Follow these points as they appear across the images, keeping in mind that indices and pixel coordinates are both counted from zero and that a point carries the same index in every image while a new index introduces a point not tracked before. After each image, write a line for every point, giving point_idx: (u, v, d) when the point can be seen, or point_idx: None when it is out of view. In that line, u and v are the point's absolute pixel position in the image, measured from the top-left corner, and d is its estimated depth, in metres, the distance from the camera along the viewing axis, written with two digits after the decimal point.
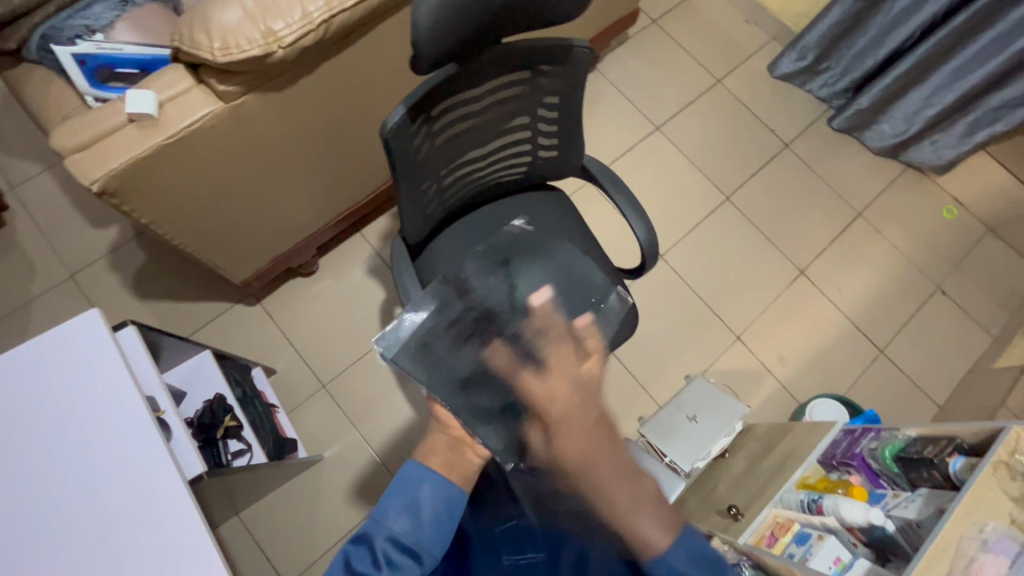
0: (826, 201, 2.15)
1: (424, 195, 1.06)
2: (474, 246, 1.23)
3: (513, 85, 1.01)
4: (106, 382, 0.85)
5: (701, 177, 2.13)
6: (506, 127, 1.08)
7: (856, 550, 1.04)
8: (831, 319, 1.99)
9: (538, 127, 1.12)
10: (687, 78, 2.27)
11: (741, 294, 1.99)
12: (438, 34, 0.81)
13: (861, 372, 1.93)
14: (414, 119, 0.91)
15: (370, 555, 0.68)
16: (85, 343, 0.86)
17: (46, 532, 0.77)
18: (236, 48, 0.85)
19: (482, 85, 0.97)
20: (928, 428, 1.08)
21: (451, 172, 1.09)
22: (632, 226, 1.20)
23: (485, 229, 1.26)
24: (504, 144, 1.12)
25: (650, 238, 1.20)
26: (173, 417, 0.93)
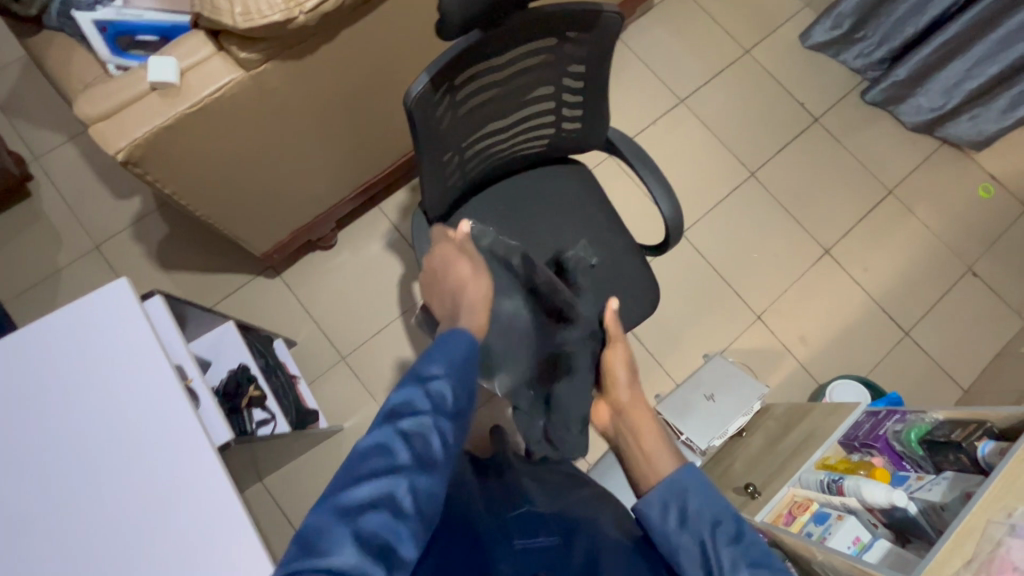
0: (856, 177, 2.08)
1: (446, 168, 1.05)
2: (498, 222, 1.23)
3: (538, 54, 0.98)
4: (140, 349, 0.86)
5: (725, 152, 2.07)
6: (530, 97, 1.05)
7: (876, 531, 1.04)
8: (855, 299, 1.95)
9: (562, 98, 1.09)
10: (714, 48, 2.18)
11: (763, 273, 1.95)
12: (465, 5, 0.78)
13: (886, 355, 1.89)
14: (437, 88, 0.88)
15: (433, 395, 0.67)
16: (114, 314, 0.88)
17: (86, 496, 0.80)
18: (257, 14, 0.83)
19: (507, 55, 0.94)
20: (955, 411, 1.07)
21: (474, 144, 1.07)
22: (656, 200, 1.17)
23: (506, 203, 1.25)
24: (528, 115, 1.10)
25: (674, 213, 1.17)
26: (202, 385, 0.94)
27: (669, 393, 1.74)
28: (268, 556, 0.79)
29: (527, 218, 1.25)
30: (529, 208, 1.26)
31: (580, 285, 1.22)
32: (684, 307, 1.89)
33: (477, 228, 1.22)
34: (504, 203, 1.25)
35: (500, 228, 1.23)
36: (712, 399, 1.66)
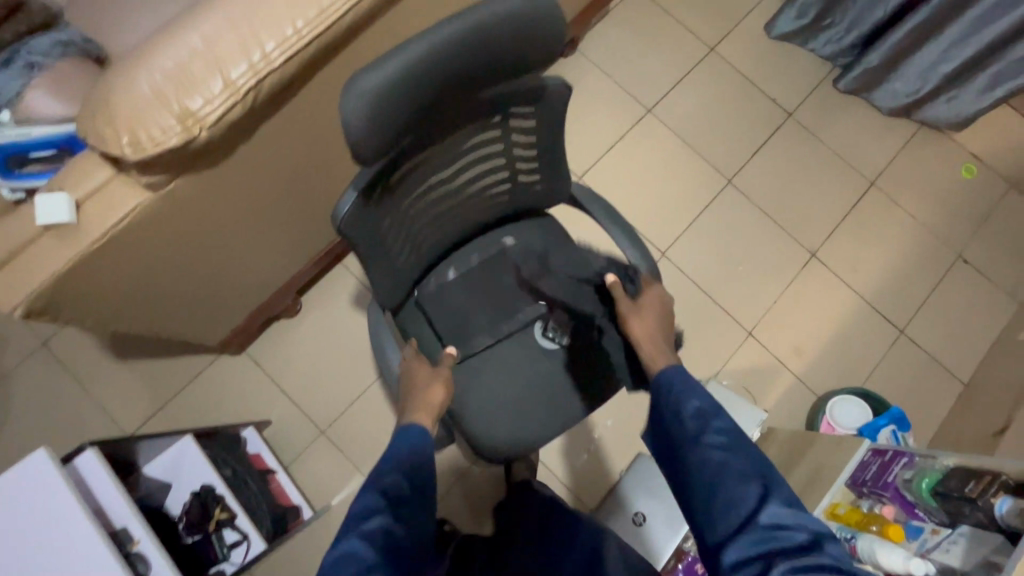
0: (834, 173, 2.00)
1: (397, 261, 0.96)
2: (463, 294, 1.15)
3: (479, 137, 0.88)
4: (71, 526, 0.78)
5: (699, 160, 1.98)
6: (480, 173, 0.96)
7: None
8: (846, 302, 1.88)
9: (517, 166, 0.99)
10: (677, 49, 2.07)
11: (750, 285, 1.88)
12: (382, 130, 0.70)
13: (883, 356, 1.84)
14: (369, 199, 0.80)
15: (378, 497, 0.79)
16: (37, 490, 0.78)
17: None
18: (150, 140, 0.72)
19: (442, 146, 0.85)
20: (970, 460, 0.99)
21: (423, 230, 0.98)
22: (629, 259, 1.08)
23: (473, 268, 1.13)
24: (479, 191, 1.00)
25: (651, 270, 1.08)
26: (151, 545, 0.85)
27: None
28: None
29: (498, 283, 1.14)
30: (499, 271, 1.14)
31: (563, 348, 1.15)
32: (671, 330, 1.82)
33: (443, 302, 1.11)
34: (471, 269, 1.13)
35: (468, 297, 1.13)
36: None
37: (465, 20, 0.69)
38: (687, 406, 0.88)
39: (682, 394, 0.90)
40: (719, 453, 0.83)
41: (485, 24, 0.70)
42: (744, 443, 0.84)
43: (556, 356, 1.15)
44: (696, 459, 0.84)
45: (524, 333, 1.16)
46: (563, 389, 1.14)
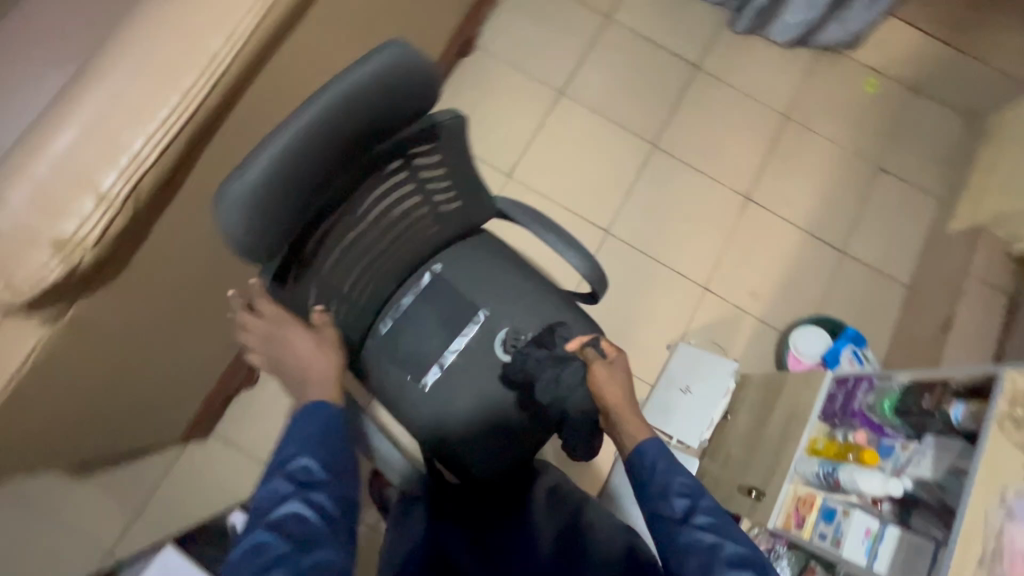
0: (750, 114, 2.05)
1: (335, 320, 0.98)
2: (415, 331, 1.13)
3: (381, 189, 0.88)
4: None
5: (621, 131, 1.99)
6: (399, 217, 0.95)
7: (882, 516, 1.03)
8: (786, 236, 1.95)
9: (435, 201, 0.99)
10: (575, 24, 2.06)
11: (695, 241, 1.92)
12: (265, 226, 0.71)
13: (831, 279, 1.92)
14: None
15: (285, 480, 0.78)
16: None
17: None
18: (31, 279, 0.68)
19: (343, 206, 0.86)
20: (924, 375, 1.06)
21: (356, 285, 0.98)
22: (568, 260, 1.09)
23: (420, 306, 1.14)
24: (406, 233, 1.00)
25: (588, 265, 1.09)
26: None
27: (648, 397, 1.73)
28: None
29: (449, 313, 1.14)
30: (447, 302, 1.14)
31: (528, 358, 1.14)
32: (632, 304, 1.84)
33: (397, 345, 1.12)
34: (419, 308, 1.14)
35: (421, 334, 1.13)
36: (689, 390, 1.67)
37: (331, 97, 0.69)
38: (674, 483, 0.92)
39: (667, 467, 0.93)
40: (708, 535, 0.87)
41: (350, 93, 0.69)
42: (729, 533, 0.87)
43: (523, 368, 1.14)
44: (683, 541, 0.87)
45: (485, 352, 1.14)
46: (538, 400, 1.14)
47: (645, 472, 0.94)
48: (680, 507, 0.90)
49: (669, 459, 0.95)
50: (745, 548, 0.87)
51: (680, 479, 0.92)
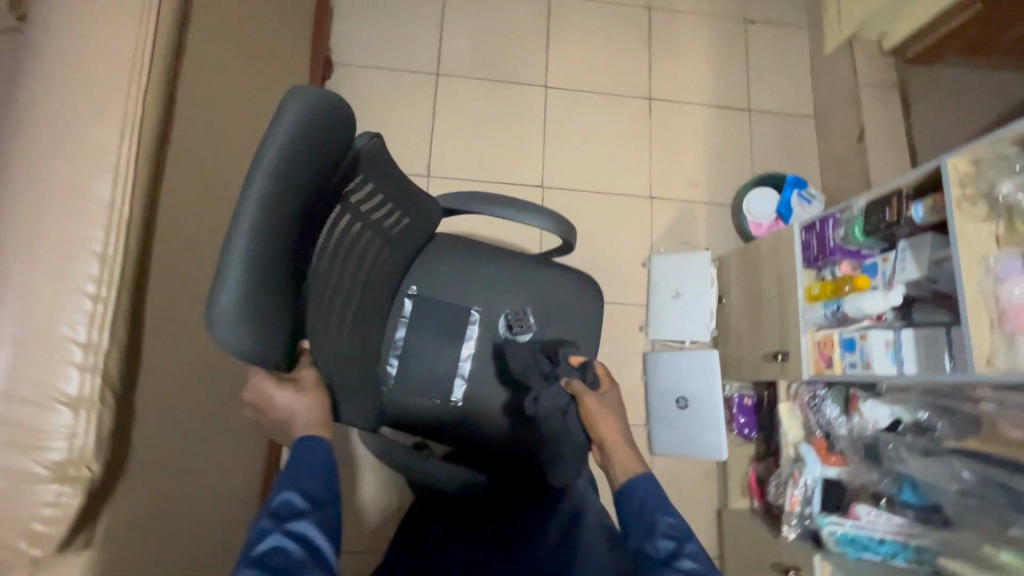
0: (617, 19, 2.06)
1: (353, 383, 0.93)
2: (423, 358, 1.10)
3: (335, 238, 0.83)
4: None
5: (510, 86, 1.96)
6: (359, 253, 0.90)
7: (893, 324, 1.14)
8: (698, 118, 2.01)
9: (383, 225, 0.94)
10: (418, 1, 1.97)
11: (623, 159, 1.95)
12: (265, 320, 0.63)
13: (753, 138, 2.01)
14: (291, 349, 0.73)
15: (271, 518, 0.71)
16: None
17: None
18: (50, 514, 0.65)
19: (316, 273, 0.80)
20: (875, 194, 1.16)
21: (355, 341, 0.94)
22: (531, 223, 1.08)
23: (416, 334, 1.11)
24: (370, 267, 0.95)
25: (549, 221, 1.09)
26: None
27: (648, 317, 1.81)
28: None
29: (446, 325, 1.12)
30: (439, 316, 1.12)
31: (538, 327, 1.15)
32: (596, 241, 1.88)
33: (414, 379, 1.09)
34: (415, 335, 1.11)
35: (431, 357, 1.10)
36: (680, 294, 1.75)
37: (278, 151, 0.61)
38: (660, 523, 0.86)
39: (655, 505, 0.89)
40: None
41: (296, 140, 0.62)
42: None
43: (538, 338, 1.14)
44: None
45: (496, 347, 1.13)
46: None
47: (629, 515, 0.89)
48: (664, 552, 0.84)
49: (657, 497, 0.90)
50: None
51: (671, 515, 0.87)
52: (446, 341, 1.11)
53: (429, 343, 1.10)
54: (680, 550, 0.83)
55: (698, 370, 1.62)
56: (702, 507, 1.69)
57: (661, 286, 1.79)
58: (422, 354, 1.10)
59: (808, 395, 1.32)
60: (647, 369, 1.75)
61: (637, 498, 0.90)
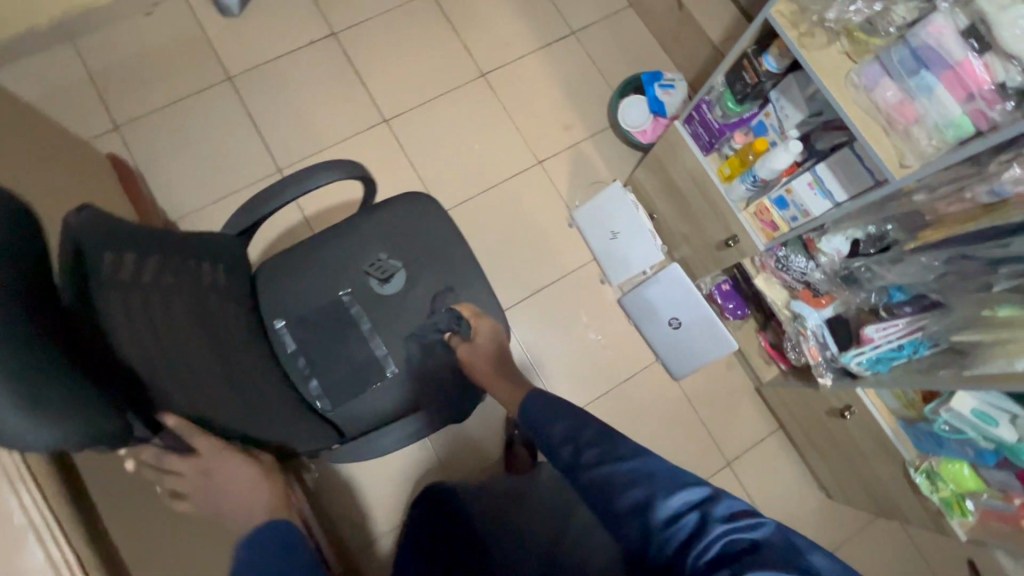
0: (409, 18, 1.97)
1: (271, 427, 0.90)
2: (339, 364, 1.09)
3: (138, 298, 0.69)
4: None
5: (353, 140, 1.86)
6: (179, 310, 0.78)
7: (806, 165, 1.15)
8: (535, 65, 1.98)
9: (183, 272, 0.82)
10: (217, 112, 1.83)
11: (494, 142, 1.91)
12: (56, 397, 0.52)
13: (591, 53, 1.99)
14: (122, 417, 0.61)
15: None
16: None
17: None
18: None
19: (148, 343, 0.68)
20: (728, 64, 1.19)
21: (246, 393, 0.87)
22: (329, 181, 1.03)
23: (314, 349, 1.09)
24: (203, 320, 0.84)
25: (339, 169, 1.04)
26: None
27: (601, 267, 1.82)
28: None
29: (329, 323, 1.11)
30: (320, 317, 1.11)
31: (402, 261, 1.14)
32: (515, 228, 1.84)
33: (343, 382, 1.09)
34: (315, 350, 1.10)
35: (343, 356, 1.10)
36: (615, 232, 1.76)
37: None
38: (556, 432, 0.84)
39: (549, 418, 0.86)
40: (598, 460, 0.76)
41: None
42: (618, 448, 0.77)
43: (411, 268, 1.14)
44: (587, 480, 0.76)
45: (387, 310, 1.13)
46: (444, 266, 1.15)
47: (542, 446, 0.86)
48: (572, 453, 0.80)
49: (553, 407, 0.88)
50: (646, 458, 0.74)
51: (562, 417, 0.85)
52: (347, 340, 1.11)
53: (333, 350, 1.10)
54: (584, 438, 0.80)
55: (673, 289, 1.66)
56: (739, 394, 1.75)
57: (597, 235, 1.79)
58: (332, 362, 1.09)
59: (769, 260, 1.36)
60: (627, 313, 1.79)
61: (538, 417, 0.88)
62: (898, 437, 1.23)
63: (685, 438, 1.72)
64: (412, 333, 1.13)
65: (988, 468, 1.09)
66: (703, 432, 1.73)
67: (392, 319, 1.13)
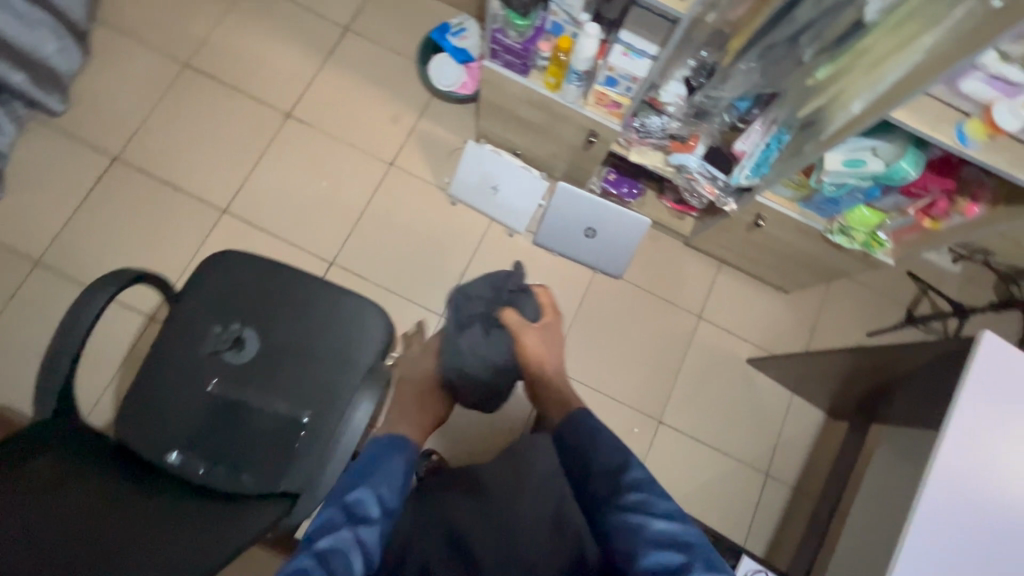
0: (183, 103, 1.81)
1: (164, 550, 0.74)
2: (249, 442, 1.03)
3: None
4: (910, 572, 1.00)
5: (206, 247, 1.72)
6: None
7: (612, 40, 1.21)
8: (331, 78, 1.88)
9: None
10: (49, 304, 1.62)
11: (340, 171, 1.82)
12: None
13: (373, 39, 1.91)
14: None
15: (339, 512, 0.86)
16: None
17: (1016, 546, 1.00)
18: None
19: None
20: None
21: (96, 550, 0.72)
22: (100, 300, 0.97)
23: (222, 452, 1.02)
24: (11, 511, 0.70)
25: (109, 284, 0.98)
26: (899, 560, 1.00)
27: (502, 223, 1.82)
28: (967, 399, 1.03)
29: (218, 419, 1.04)
30: (209, 423, 1.04)
31: (241, 321, 1.09)
32: (408, 235, 1.80)
33: (270, 458, 1.02)
34: (224, 451, 1.02)
35: (255, 436, 1.04)
36: (495, 185, 1.76)
37: None
38: (600, 465, 0.95)
39: (593, 442, 0.98)
40: (636, 512, 0.88)
41: None
42: (660, 505, 0.88)
43: (253, 323, 1.10)
44: (620, 522, 0.88)
45: (258, 370, 1.08)
46: (281, 301, 1.11)
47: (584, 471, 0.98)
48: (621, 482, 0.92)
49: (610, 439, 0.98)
50: (682, 527, 0.86)
51: (608, 453, 0.96)
52: (243, 421, 1.04)
53: (239, 437, 1.03)
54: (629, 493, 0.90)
55: (571, 205, 1.72)
56: (676, 256, 1.86)
57: (482, 198, 1.79)
58: (241, 444, 1.03)
59: (630, 135, 1.43)
60: (547, 249, 1.83)
61: (582, 440, 0.99)
62: (806, 216, 1.37)
63: (655, 319, 1.83)
64: (292, 371, 1.08)
65: (879, 199, 1.25)
66: (668, 306, 1.84)
67: (267, 375, 1.08)
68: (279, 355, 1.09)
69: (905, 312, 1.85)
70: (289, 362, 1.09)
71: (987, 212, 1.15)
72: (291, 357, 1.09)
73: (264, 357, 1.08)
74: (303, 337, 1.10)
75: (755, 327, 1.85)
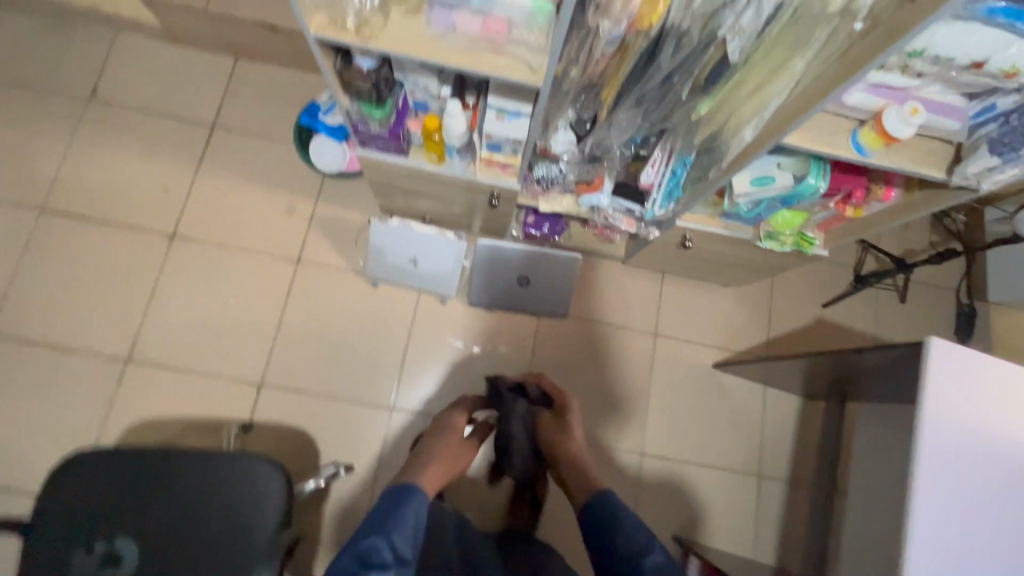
0: (53, 254, 1.63)
1: None
2: None
3: None
4: (930, 532, 0.96)
5: (116, 405, 1.56)
6: None
7: (481, 105, 1.10)
8: (210, 185, 1.72)
9: None
10: None
11: (244, 282, 1.67)
12: None
13: (247, 133, 1.77)
14: None
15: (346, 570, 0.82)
16: (938, 557, 0.96)
17: (1013, 479, 1.00)
18: None
19: None
20: (336, 88, 1.02)
21: None
22: None
23: None
24: None
25: None
26: (913, 519, 0.97)
27: (431, 293, 1.71)
28: (948, 347, 1.00)
29: None
30: None
31: (107, 532, 0.99)
32: (335, 332, 1.67)
33: None
34: None
35: None
36: (412, 259, 1.64)
37: None
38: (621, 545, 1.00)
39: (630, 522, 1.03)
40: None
41: None
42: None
43: (124, 529, 1.00)
44: None
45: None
46: (147, 494, 1.02)
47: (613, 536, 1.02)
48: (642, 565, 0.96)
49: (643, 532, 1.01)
50: None
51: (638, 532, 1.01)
52: None
53: None
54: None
55: (496, 260, 1.62)
56: (616, 279, 1.79)
57: (402, 274, 1.67)
58: None
59: (533, 186, 1.33)
60: (484, 307, 1.73)
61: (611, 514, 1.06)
62: (731, 228, 1.30)
63: (612, 349, 1.75)
64: (184, 563, 1.01)
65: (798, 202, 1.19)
66: (622, 332, 1.77)
67: None
68: (163, 552, 1.01)
69: (852, 276, 1.84)
70: (179, 555, 1.01)
71: (904, 197, 1.10)
72: (179, 549, 1.01)
73: (148, 560, 1.00)
74: (189, 522, 1.03)
75: (712, 329, 1.80)
